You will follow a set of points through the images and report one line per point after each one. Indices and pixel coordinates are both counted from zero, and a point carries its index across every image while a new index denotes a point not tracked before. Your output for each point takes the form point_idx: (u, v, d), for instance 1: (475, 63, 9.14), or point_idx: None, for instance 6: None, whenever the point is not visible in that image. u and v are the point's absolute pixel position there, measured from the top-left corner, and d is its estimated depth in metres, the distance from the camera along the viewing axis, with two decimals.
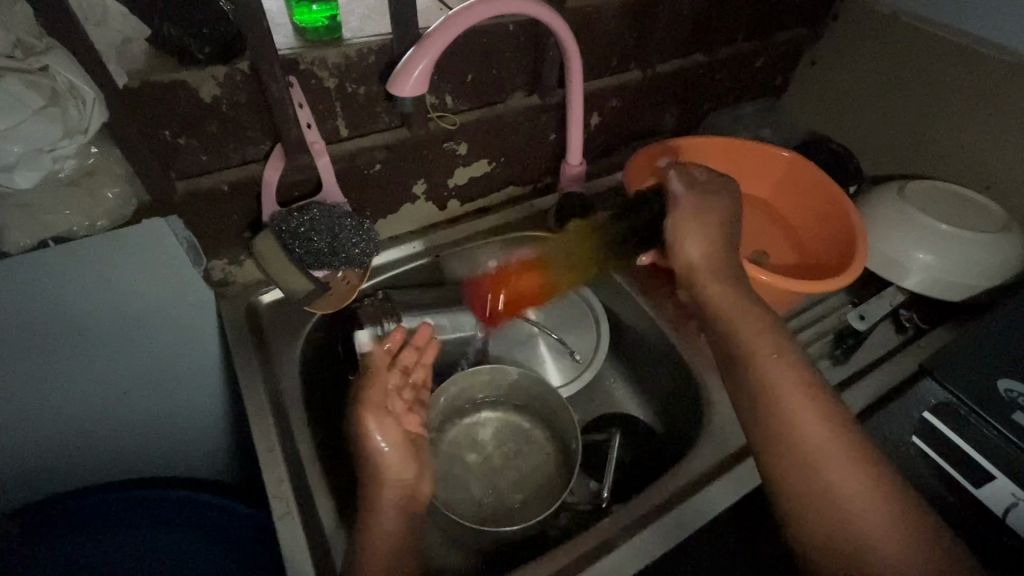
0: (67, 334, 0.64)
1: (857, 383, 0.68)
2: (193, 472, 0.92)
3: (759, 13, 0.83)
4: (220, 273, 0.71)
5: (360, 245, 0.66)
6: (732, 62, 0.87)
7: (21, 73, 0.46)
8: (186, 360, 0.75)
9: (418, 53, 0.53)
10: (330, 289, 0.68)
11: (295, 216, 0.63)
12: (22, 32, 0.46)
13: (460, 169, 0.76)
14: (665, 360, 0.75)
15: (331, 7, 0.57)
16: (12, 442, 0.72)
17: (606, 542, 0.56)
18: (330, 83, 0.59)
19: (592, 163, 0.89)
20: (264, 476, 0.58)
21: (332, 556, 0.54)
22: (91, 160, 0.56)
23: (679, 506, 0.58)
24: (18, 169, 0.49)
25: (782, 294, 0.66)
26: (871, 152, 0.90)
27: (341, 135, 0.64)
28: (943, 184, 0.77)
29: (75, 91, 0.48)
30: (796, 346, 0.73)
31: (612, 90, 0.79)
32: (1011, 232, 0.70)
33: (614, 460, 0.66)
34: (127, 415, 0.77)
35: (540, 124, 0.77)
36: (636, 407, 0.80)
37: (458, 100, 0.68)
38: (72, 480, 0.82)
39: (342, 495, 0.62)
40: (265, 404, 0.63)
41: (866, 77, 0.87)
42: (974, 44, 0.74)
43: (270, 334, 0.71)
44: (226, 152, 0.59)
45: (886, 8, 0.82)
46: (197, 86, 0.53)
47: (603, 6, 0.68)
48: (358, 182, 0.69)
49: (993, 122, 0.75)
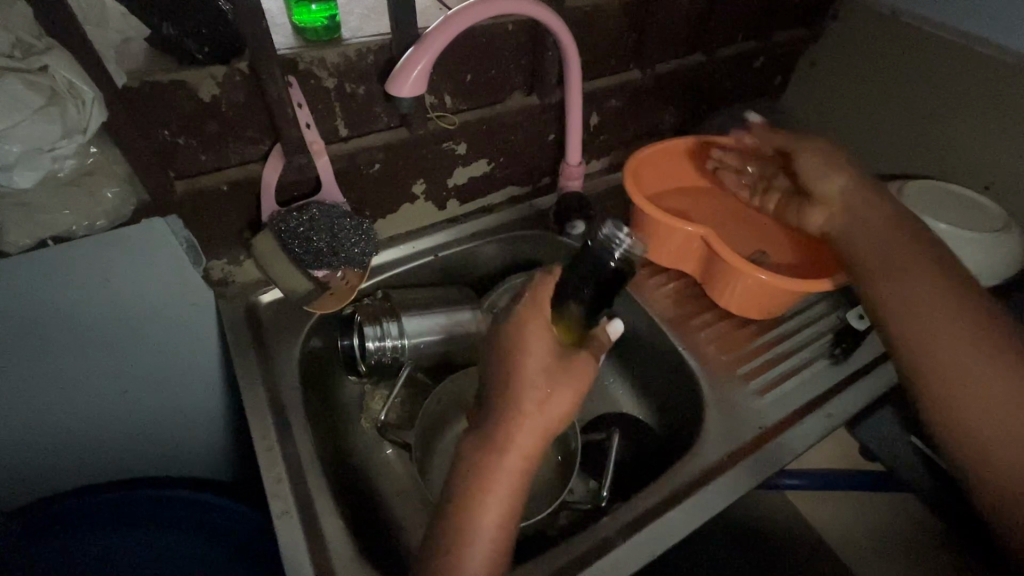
0: (67, 334, 0.65)
1: (856, 383, 0.68)
2: (192, 473, 0.91)
3: (758, 13, 0.83)
4: (220, 274, 0.70)
5: (360, 244, 0.67)
6: (731, 62, 0.87)
7: (20, 72, 0.46)
8: (186, 359, 0.75)
9: (417, 53, 0.53)
10: (330, 289, 0.70)
11: (294, 215, 0.63)
12: (22, 33, 0.47)
13: (459, 168, 0.76)
14: (663, 360, 0.74)
15: (330, 7, 0.57)
16: (10, 441, 0.72)
17: (605, 541, 0.56)
18: (329, 83, 0.59)
19: (592, 163, 0.89)
20: (263, 475, 0.58)
21: (331, 555, 0.54)
22: (90, 159, 0.55)
23: (680, 504, 0.58)
24: (18, 169, 0.49)
25: (781, 293, 0.66)
26: (870, 153, 0.90)
27: (340, 135, 0.64)
28: (943, 184, 0.77)
29: (74, 90, 0.48)
30: (795, 345, 0.73)
31: (611, 90, 0.79)
32: (1010, 231, 0.70)
33: (614, 458, 0.65)
34: (127, 415, 0.77)
35: (539, 124, 0.77)
36: (636, 406, 0.80)
37: (457, 100, 0.68)
38: (72, 481, 0.82)
39: (342, 495, 0.62)
40: (264, 403, 0.63)
41: (866, 76, 0.87)
42: (974, 44, 0.74)
43: (269, 334, 0.71)
44: (225, 152, 0.59)
45: (885, 8, 0.83)
46: (196, 85, 0.53)
47: (603, 5, 0.68)
48: (358, 182, 0.69)
49: (992, 122, 0.75)
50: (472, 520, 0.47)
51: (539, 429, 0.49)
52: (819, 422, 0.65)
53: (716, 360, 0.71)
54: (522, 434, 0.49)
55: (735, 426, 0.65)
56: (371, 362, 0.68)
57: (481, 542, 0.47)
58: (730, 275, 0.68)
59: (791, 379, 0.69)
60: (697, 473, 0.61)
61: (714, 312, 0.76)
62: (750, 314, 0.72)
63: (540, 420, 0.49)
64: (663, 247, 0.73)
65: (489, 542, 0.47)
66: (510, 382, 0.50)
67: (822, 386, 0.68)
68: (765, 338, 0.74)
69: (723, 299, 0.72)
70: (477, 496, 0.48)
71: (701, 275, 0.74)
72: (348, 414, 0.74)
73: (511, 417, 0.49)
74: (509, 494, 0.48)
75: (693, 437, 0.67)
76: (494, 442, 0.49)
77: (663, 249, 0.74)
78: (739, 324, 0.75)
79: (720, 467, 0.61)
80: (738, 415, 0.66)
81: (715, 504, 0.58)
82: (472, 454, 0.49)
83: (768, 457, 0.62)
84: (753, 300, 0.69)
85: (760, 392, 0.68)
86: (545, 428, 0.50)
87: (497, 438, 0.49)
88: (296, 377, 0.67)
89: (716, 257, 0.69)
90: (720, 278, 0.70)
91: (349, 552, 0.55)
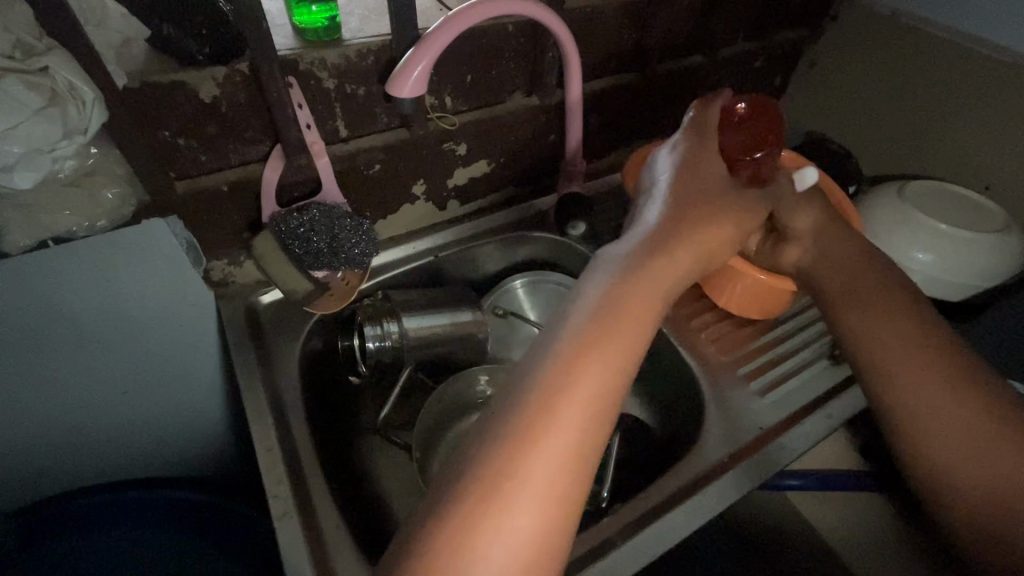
0: (69, 335, 0.65)
1: (852, 386, 0.69)
2: (191, 473, 0.91)
3: (758, 14, 0.83)
4: (220, 274, 0.71)
5: (360, 245, 0.67)
6: (731, 63, 0.87)
7: (20, 73, 0.46)
8: (188, 360, 0.75)
9: (418, 54, 0.53)
10: (330, 289, 0.69)
11: (294, 216, 0.63)
12: (22, 33, 0.46)
13: (460, 169, 0.76)
14: (663, 360, 0.75)
15: (331, 7, 0.57)
16: (11, 441, 0.72)
17: (606, 541, 0.55)
18: (330, 83, 0.59)
19: (591, 164, 0.89)
20: (263, 476, 0.58)
21: (332, 557, 0.54)
22: (91, 160, 0.55)
23: (682, 503, 0.58)
24: (19, 169, 0.49)
25: (780, 293, 0.67)
26: (871, 152, 0.90)
27: (341, 135, 0.64)
28: (943, 184, 0.77)
29: (74, 91, 0.48)
30: (795, 346, 0.73)
31: (613, 90, 0.79)
32: (1010, 232, 0.71)
33: (614, 459, 0.65)
34: (128, 416, 0.77)
35: (540, 125, 0.78)
36: (637, 407, 0.79)
37: (458, 101, 0.68)
38: (70, 484, 0.82)
39: (342, 494, 0.62)
40: (264, 403, 0.64)
41: (866, 76, 0.87)
42: (974, 44, 0.74)
43: (270, 334, 0.71)
44: (226, 153, 0.60)
45: (885, 9, 0.83)
46: (196, 86, 0.53)
47: (603, 6, 0.68)
48: (359, 183, 0.69)
49: (994, 122, 0.74)
50: (528, 492, 0.37)
51: (609, 374, 0.42)
52: (819, 422, 0.65)
53: (717, 360, 0.71)
54: (594, 343, 0.43)
55: (735, 425, 0.65)
56: (371, 362, 0.68)
57: (526, 520, 0.37)
58: (729, 275, 0.68)
59: (791, 380, 0.69)
60: (699, 472, 0.61)
61: (714, 312, 0.76)
62: (751, 315, 0.72)
63: (631, 323, 0.45)
64: None
65: (549, 502, 0.37)
66: (608, 289, 0.46)
67: (822, 386, 0.69)
68: (763, 339, 0.74)
69: (723, 300, 0.72)
70: (549, 415, 0.39)
71: (698, 274, 0.74)
72: (349, 414, 0.74)
73: (582, 341, 0.42)
74: (547, 462, 0.38)
75: (696, 433, 0.67)
76: (564, 368, 0.41)
77: None
78: (739, 324, 0.75)
79: (721, 467, 0.61)
80: (740, 416, 0.66)
81: (718, 503, 0.58)
82: (560, 384, 0.41)
83: (768, 459, 0.62)
84: (751, 301, 0.70)
85: (761, 392, 0.68)
86: (627, 353, 0.43)
87: (567, 363, 0.41)
88: (296, 377, 0.67)
89: (715, 257, 0.69)
90: (720, 279, 0.70)
91: (349, 553, 0.55)
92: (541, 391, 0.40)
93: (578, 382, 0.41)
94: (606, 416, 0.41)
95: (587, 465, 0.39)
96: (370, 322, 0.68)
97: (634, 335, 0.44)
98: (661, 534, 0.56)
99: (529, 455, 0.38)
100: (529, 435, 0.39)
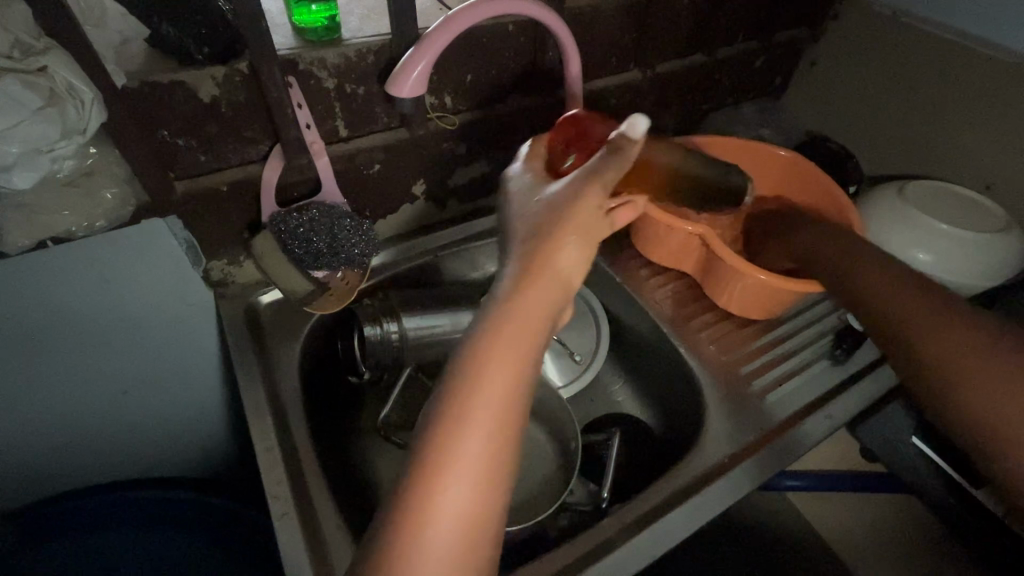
0: (69, 335, 0.65)
1: (851, 386, 0.69)
2: (190, 473, 0.91)
3: (758, 14, 0.83)
4: (220, 274, 0.71)
5: (360, 245, 0.67)
6: (732, 63, 0.87)
7: (20, 73, 0.45)
8: (188, 360, 0.75)
9: (418, 54, 0.53)
10: (330, 289, 0.69)
11: (294, 216, 0.63)
12: (21, 33, 0.45)
13: (460, 169, 0.76)
14: (663, 360, 0.74)
15: (330, 7, 0.57)
16: (11, 442, 0.72)
17: (606, 542, 0.55)
18: (330, 83, 0.59)
19: None
20: (263, 476, 0.58)
21: (331, 557, 0.54)
22: (90, 160, 0.55)
23: (682, 504, 0.58)
24: (17, 169, 0.49)
25: (779, 293, 0.67)
26: (872, 151, 0.90)
27: (341, 135, 0.64)
28: (944, 184, 0.77)
29: (73, 90, 0.47)
30: (795, 346, 0.73)
31: (613, 90, 0.79)
32: (1010, 232, 0.71)
33: (614, 458, 0.65)
34: (127, 416, 0.77)
35: (540, 124, 0.77)
36: (637, 407, 0.79)
37: (457, 101, 0.68)
38: (70, 483, 0.82)
39: (341, 494, 0.62)
40: (264, 404, 0.64)
41: (867, 75, 0.87)
42: (974, 45, 0.74)
43: (270, 334, 0.70)
44: (226, 152, 0.59)
45: (885, 8, 0.82)
46: (196, 86, 0.53)
47: (603, 6, 0.68)
48: (359, 183, 0.69)
49: (995, 121, 0.74)
50: (447, 490, 0.35)
51: (529, 336, 0.39)
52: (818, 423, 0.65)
53: (717, 360, 0.71)
54: (511, 324, 0.39)
55: (734, 425, 0.65)
56: (371, 363, 0.68)
57: (454, 499, 0.35)
58: (730, 275, 0.68)
59: (790, 380, 0.69)
60: (698, 473, 0.61)
61: (714, 312, 0.76)
62: (751, 315, 0.72)
63: (551, 295, 0.41)
64: (662, 248, 0.74)
65: (470, 506, 0.35)
66: (521, 264, 0.42)
67: (822, 386, 0.69)
68: (764, 339, 0.74)
69: (724, 300, 0.72)
70: (463, 410, 0.36)
71: (699, 274, 0.74)
72: (349, 414, 0.73)
73: (497, 321, 0.39)
74: (465, 459, 0.35)
75: (696, 432, 0.67)
76: (474, 358, 0.38)
77: (661, 250, 0.74)
78: (740, 324, 0.75)
79: (720, 467, 0.61)
80: (740, 416, 0.66)
81: (717, 504, 0.58)
82: (472, 373, 0.37)
83: (767, 459, 0.62)
84: (752, 301, 0.70)
85: (761, 392, 0.68)
86: (542, 326, 0.40)
87: (483, 345, 0.38)
88: (296, 377, 0.67)
89: (716, 257, 0.68)
90: (720, 279, 0.70)
91: (348, 554, 0.55)
92: (455, 384, 0.37)
93: (496, 367, 0.38)
94: (523, 396, 0.38)
95: (511, 449, 0.37)
96: (370, 322, 0.68)
97: (547, 304, 0.41)
98: (660, 535, 0.56)
99: (454, 441, 0.36)
100: (444, 432, 0.36)
